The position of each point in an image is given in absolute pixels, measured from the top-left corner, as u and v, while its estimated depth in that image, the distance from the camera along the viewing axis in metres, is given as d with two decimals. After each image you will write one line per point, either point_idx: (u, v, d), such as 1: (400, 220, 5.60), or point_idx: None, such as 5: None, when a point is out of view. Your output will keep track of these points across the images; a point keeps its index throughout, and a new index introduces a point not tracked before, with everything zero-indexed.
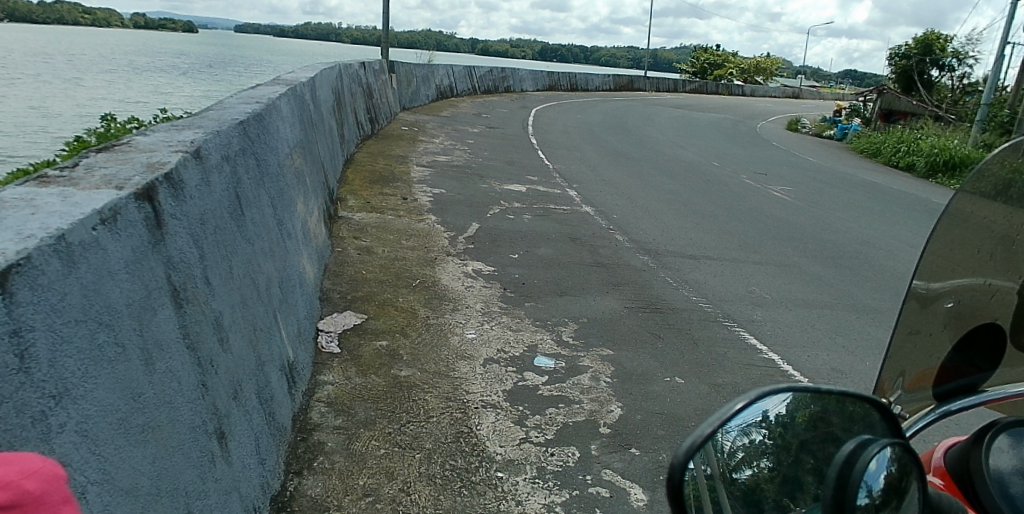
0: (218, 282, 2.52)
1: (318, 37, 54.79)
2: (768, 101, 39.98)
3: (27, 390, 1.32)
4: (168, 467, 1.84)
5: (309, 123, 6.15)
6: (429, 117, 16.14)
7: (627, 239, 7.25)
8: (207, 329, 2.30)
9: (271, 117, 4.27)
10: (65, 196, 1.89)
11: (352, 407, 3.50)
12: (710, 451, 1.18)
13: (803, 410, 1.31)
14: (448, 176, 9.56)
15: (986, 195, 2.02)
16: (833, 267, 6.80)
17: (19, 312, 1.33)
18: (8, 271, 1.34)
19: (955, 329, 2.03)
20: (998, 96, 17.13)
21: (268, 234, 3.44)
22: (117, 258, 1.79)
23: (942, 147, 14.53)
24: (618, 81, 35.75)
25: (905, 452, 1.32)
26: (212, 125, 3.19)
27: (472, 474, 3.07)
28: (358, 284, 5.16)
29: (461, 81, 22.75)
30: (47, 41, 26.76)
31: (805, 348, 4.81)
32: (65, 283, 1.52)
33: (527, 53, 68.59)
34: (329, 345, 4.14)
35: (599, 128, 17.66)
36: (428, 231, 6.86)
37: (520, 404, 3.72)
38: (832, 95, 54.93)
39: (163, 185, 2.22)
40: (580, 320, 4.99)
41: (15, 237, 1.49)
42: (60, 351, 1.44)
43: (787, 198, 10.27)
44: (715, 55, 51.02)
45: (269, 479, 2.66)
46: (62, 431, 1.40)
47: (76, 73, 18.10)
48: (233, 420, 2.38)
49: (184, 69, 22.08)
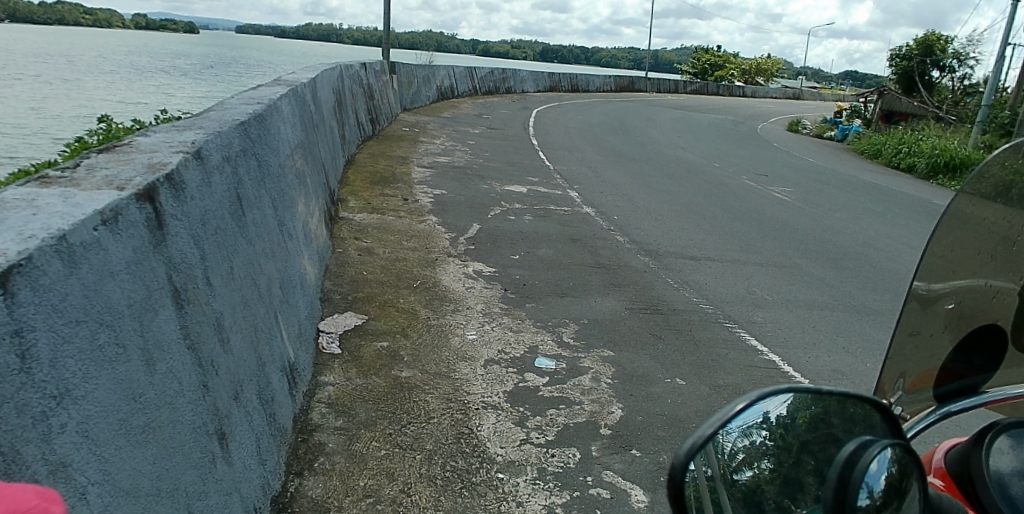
0: (219, 283, 2.52)
1: (319, 38, 54.89)
2: (769, 102, 40.01)
3: (27, 391, 1.32)
4: (169, 467, 1.84)
5: (310, 124, 6.15)
6: (429, 118, 16.15)
7: (628, 240, 7.25)
8: (208, 329, 2.31)
9: (272, 118, 4.27)
10: (66, 196, 1.89)
11: (353, 408, 3.50)
12: (711, 451, 1.18)
13: (804, 411, 1.31)
14: (449, 177, 9.57)
15: (986, 196, 2.02)
16: (834, 269, 6.80)
17: (21, 312, 1.34)
18: (9, 272, 1.34)
19: (956, 330, 2.03)
20: (1000, 97, 17.11)
21: (269, 235, 3.44)
22: (117, 258, 1.79)
23: (943, 148, 14.52)
24: (619, 82, 35.79)
25: (906, 453, 1.32)
26: (213, 126, 3.19)
27: (473, 475, 3.07)
28: (359, 285, 5.16)
29: (462, 82, 22.78)
30: (49, 42, 26.84)
31: (806, 349, 4.81)
32: (66, 283, 1.52)
33: (528, 55, 68.69)
34: (330, 346, 4.15)
35: (600, 129, 17.68)
36: (429, 231, 6.86)
37: (521, 406, 3.72)
38: (833, 96, 54.93)
39: (164, 185, 2.22)
40: (581, 321, 4.99)
41: (16, 238, 1.50)
42: (61, 351, 1.44)
43: (789, 199, 10.27)
44: (716, 56, 51.05)
45: (270, 480, 2.66)
46: (63, 432, 1.40)
47: (78, 74, 18.14)
48: (233, 421, 2.38)
49: (185, 69, 22.11)
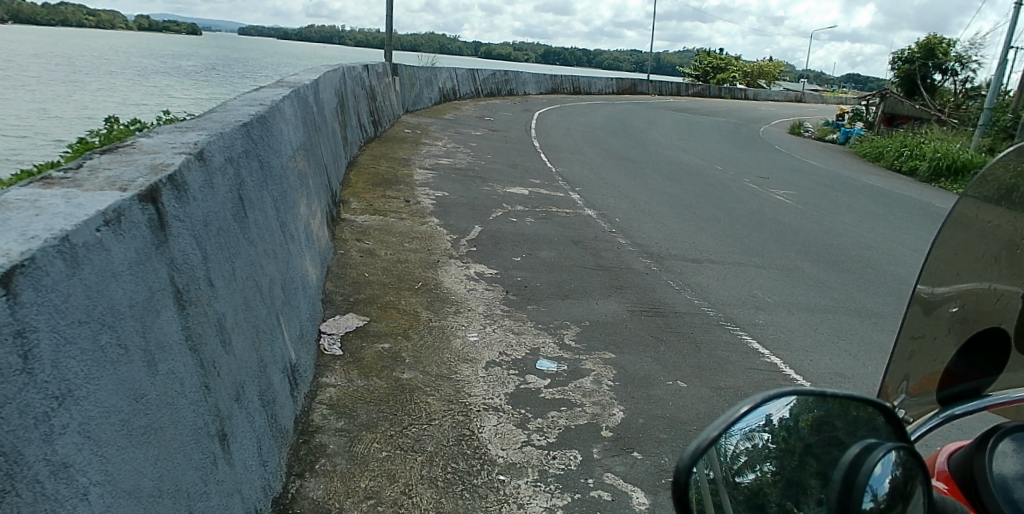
0: (221, 284, 2.52)
1: (322, 39, 54.99)
2: (771, 105, 40.07)
3: (30, 391, 1.32)
4: (171, 468, 1.84)
5: (312, 125, 6.16)
6: (431, 120, 16.17)
7: (629, 242, 7.25)
8: (210, 330, 2.31)
9: (275, 119, 4.28)
10: (70, 197, 1.90)
11: (354, 410, 3.50)
12: (713, 455, 1.17)
13: (807, 413, 1.31)
14: (451, 179, 9.58)
15: (990, 199, 2.00)
16: (835, 272, 6.79)
17: (23, 312, 1.34)
18: (12, 272, 1.34)
19: (959, 334, 2.03)
20: (1003, 100, 17.09)
21: (271, 236, 3.44)
22: (120, 259, 1.79)
23: (945, 151, 14.51)
24: (622, 84, 35.82)
25: (911, 456, 1.32)
26: (216, 127, 3.20)
27: (474, 477, 3.07)
28: (361, 287, 5.16)
29: (464, 84, 22.80)
30: (51, 43, 26.90)
31: (807, 352, 4.80)
32: (69, 284, 1.52)
33: (530, 57, 68.82)
34: (331, 347, 4.15)
35: (602, 131, 17.71)
36: (431, 233, 6.87)
37: (522, 407, 3.72)
38: (834, 98, 54.90)
39: (167, 187, 2.22)
40: (582, 323, 4.98)
41: (19, 238, 1.50)
42: (64, 351, 1.44)
43: (791, 202, 10.27)
44: (719, 59, 51.16)
45: (271, 481, 2.66)
46: (65, 432, 1.40)
47: (80, 76, 18.19)
48: (235, 422, 2.37)
49: (187, 71, 22.15)
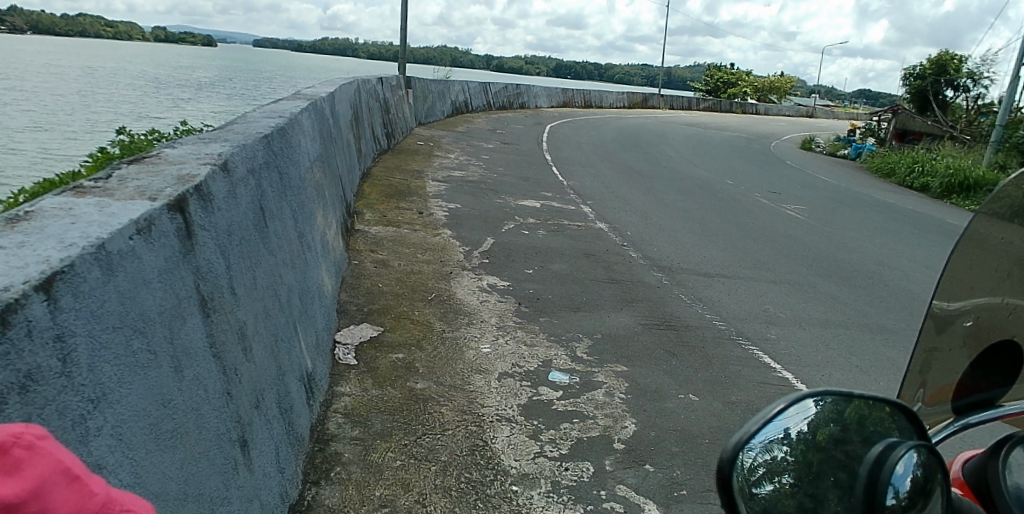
0: (242, 292, 2.57)
1: (337, 50, 55.60)
2: (783, 120, 40.01)
3: (68, 394, 1.36)
4: (195, 472, 1.88)
5: (327, 136, 6.25)
6: (443, 132, 16.29)
7: (641, 256, 7.27)
8: (232, 338, 2.35)
9: (294, 131, 4.36)
10: (101, 206, 1.95)
11: (369, 419, 3.53)
12: (735, 470, 1.19)
13: (824, 426, 1.34)
14: (464, 191, 9.64)
15: (1002, 216, 2.04)
16: (846, 287, 6.78)
17: (62, 317, 1.39)
18: (52, 278, 1.39)
19: (973, 347, 2.04)
20: (1016, 117, 16.98)
21: (290, 246, 3.51)
22: (150, 267, 1.84)
23: (957, 168, 14.44)
24: (631, 97, 35.83)
25: (929, 454, 1.37)
26: (237, 139, 3.27)
27: (487, 487, 3.09)
28: (374, 296, 5.22)
29: (476, 97, 22.94)
30: (65, 54, 26.98)
31: (817, 368, 4.79)
32: (104, 290, 1.57)
33: (540, 71, 69.63)
34: (346, 356, 4.19)
35: (614, 145, 17.75)
36: (444, 244, 6.93)
37: (535, 419, 3.73)
38: (846, 114, 54.59)
39: (193, 197, 2.28)
40: (594, 335, 5.01)
41: (58, 246, 1.56)
42: (99, 355, 1.49)
43: (801, 216, 10.30)
44: (730, 75, 51.28)
45: (288, 488, 2.69)
46: (99, 435, 1.44)
47: (95, 88, 18.36)
48: (255, 429, 2.42)
49: (201, 83, 22.36)
